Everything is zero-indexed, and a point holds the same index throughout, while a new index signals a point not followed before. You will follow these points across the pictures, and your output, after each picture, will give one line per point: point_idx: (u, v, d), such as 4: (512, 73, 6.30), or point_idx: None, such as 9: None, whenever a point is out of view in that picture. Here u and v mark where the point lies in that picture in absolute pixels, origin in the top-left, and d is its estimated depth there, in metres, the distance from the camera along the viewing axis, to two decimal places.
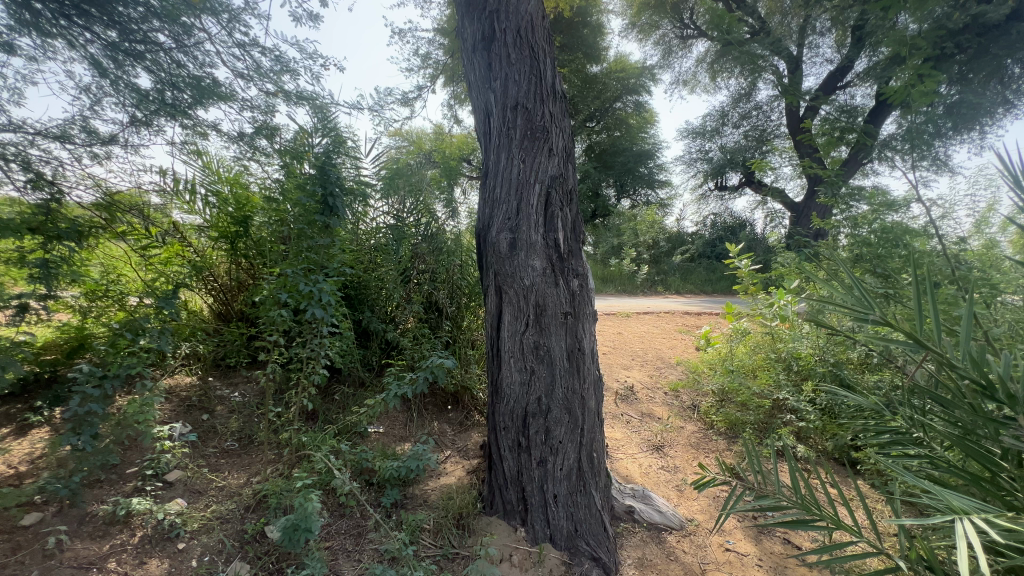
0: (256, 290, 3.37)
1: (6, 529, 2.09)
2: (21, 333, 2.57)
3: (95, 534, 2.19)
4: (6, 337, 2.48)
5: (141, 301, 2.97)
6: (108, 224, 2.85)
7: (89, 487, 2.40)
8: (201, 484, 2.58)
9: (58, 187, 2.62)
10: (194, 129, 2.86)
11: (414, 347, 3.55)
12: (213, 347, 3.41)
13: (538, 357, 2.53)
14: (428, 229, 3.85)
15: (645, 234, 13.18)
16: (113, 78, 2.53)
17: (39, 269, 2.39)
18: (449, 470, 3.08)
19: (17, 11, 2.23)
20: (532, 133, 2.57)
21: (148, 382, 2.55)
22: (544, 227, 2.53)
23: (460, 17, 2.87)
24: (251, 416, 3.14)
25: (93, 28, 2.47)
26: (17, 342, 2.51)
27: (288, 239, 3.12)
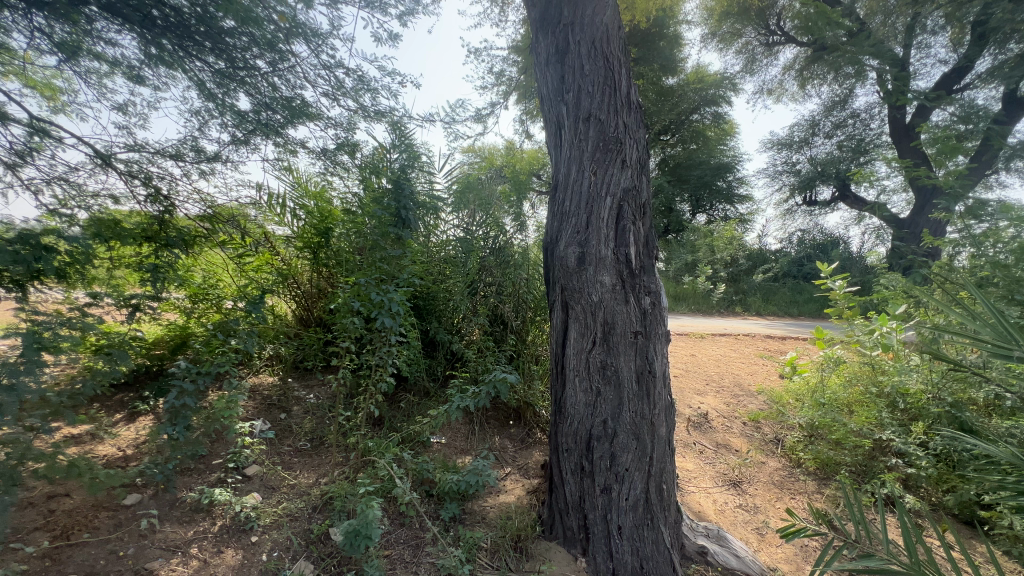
0: (333, 298, 3.56)
1: (111, 507, 2.32)
2: (136, 329, 2.88)
3: (183, 519, 2.36)
4: (124, 332, 2.80)
5: (235, 304, 3.22)
6: (211, 233, 3.17)
7: (181, 474, 2.61)
8: (276, 480, 2.71)
9: (172, 201, 2.94)
10: (285, 147, 3.04)
11: (478, 359, 3.55)
12: (294, 349, 3.64)
13: (605, 377, 2.40)
14: (496, 242, 3.85)
15: (723, 251, 12.42)
16: (219, 101, 2.80)
17: (150, 273, 2.63)
18: (508, 488, 3.00)
19: (146, 46, 2.56)
20: (604, 144, 2.49)
21: (234, 380, 2.78)
22: (615, 241, 2.42)
23: (534, 32, 2.86)
24: (323, 418, 3.29)
25: (205, 58, 2.75)
26: (132, 337, 2.82)
27: (363, 250, 3.25)
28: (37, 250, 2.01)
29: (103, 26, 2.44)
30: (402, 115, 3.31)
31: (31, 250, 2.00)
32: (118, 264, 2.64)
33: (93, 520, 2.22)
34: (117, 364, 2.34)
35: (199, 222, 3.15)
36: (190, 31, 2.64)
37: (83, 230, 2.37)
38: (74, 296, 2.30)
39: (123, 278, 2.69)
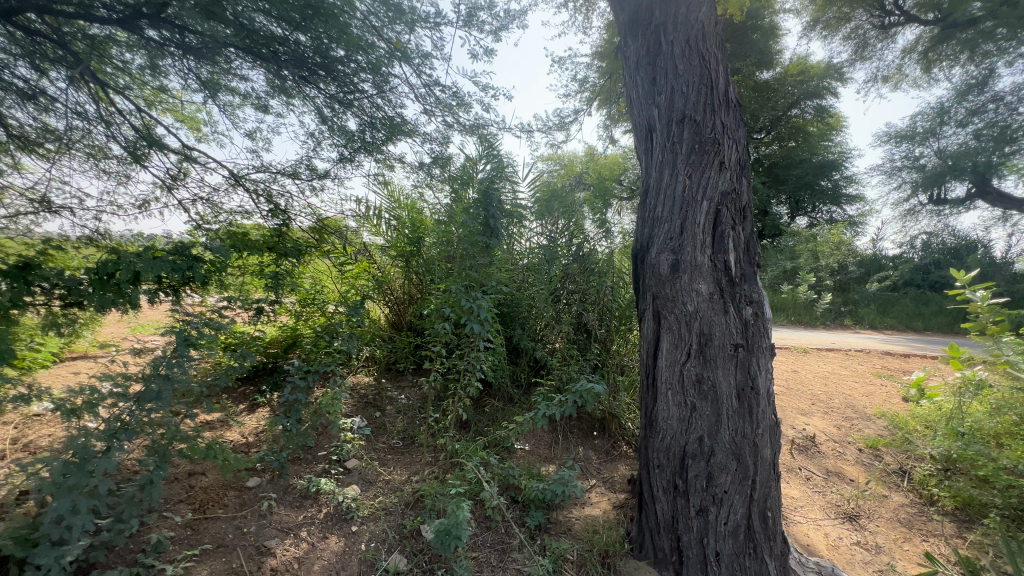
0: (424, 304, 3.77)
1: (237, 487, 2.62)
2: (257, 330, 3.24)
3: (294, 503, 2.59)
4: (248, 332, 3.15)
5: (336, 308, 3.55)
6: (319, 244, 3.45)
7: (293, 462, 2.87)
8: (372, 474, 2.89)
9: (288, 215, 3.26)
10: (385, 163, 3.24)
11: (562, 368, 3.54)
12: (387, 351, 3.90)
13: (701, 392, 2.27)
14: (579, 249, 3.82)
15: (828, 257, 11.22)
16: (329, 123, 3.07)
17: (273, 279, 2.97)
18: (594, 500, 2.93)
19: (274, 80, 2.90)
20: (700, 145, 2.37)
21: (338, 378, 3.05)
22: (712, 247, 2.29)
23: (622, 36, 2.81)
24: (414, 418, 3.45)
25: (320, 85, 3.00)
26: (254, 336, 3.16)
27: (453, 259, 3.39)
28: (189, 261, 2.25)
29: (236, 65, 2.79)
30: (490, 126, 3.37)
31: (185, 260, 2.25)
32: (245, 271, 2.96)
33: (223, 498, 2.52)
34: (243, 360, 2.62)
35: (311, 233, 3.46)
36: (308, 61, 2.87)
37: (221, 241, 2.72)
38: (213, 300, 2.64)
39: (248, 284, 3.03)
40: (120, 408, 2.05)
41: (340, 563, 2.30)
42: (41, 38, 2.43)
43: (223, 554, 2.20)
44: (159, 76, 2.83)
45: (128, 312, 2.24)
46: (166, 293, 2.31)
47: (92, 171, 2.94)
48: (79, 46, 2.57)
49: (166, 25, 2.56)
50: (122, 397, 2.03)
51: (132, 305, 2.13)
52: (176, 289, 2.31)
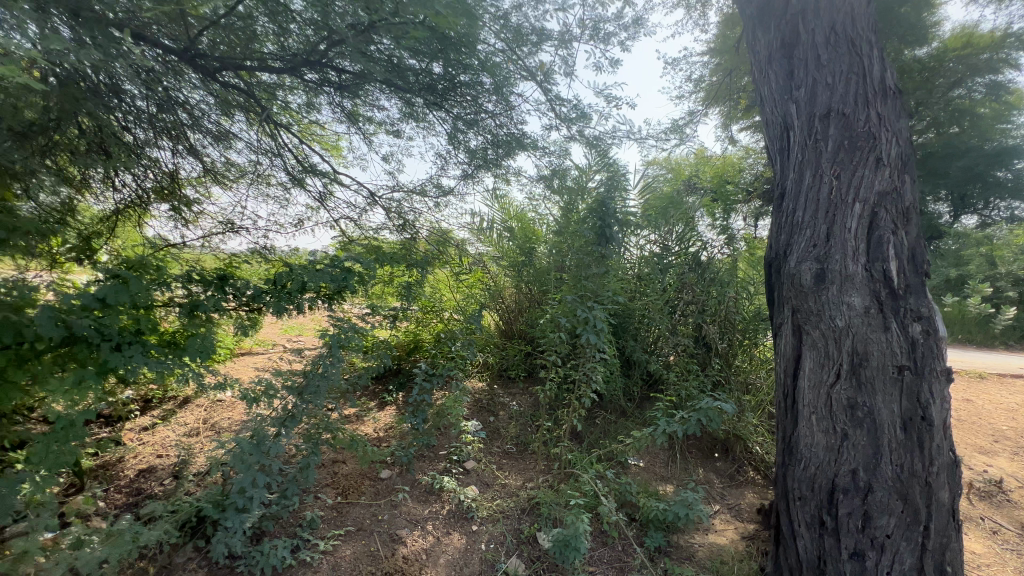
0: (536, 314, 3.85)
1: (372, 478, 2.88)
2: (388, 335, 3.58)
3: (421, 498, 2.77)
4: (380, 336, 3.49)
5: (452, 315, 3.84)
6: (439, 256, 3.50)
7: (418, 459, 3.09)
8: (489, 477, 2.99)
9: (415, 229, 3.49)
10: (502, 176, 3.36)
11: (680, 383, 3.37)
12: (499, 358, 4.06)
13: (854, 418, 2.01)
14: (697, 258, 3.64)
15: (1010, 264, 9.32)
16: (455, 143, 3.25)
17: (404, 289, 3.22)
18: (719, 528, 2.73)
19: (407, 107, 3.10)
20: (850, 141, 2.12)
21: (460, 382, 3.25)
22: (867, 255, 2.03)
23: (751, 29, 2.62)
24: (527, 425, 3.53)
25: (450, 108, 3.08)
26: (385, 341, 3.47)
27: (566, 269, 3.44)
28: (345, 273, 2.50)
29: (375, 98, 3.12)
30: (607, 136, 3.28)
31: (341, 272, 2.51)
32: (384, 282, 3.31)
33: (361, 487, 2.79)
34: (380, 362, 2.92)
35: (433, 246, 3.48)
36: (439, 89, 2.97)
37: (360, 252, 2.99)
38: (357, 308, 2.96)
39: (385, 293, 3.28)
40: (288, 400, 2.39)
41: (463, 559, 2.41)
42: (233, 89, 2.95)
43: (363, 537, 2.44)
44: (313, 112, 3.29)
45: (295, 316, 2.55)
46: (324, 304, 2.55)
47: (263, 196, 3.49)
48: (258, 92, 3.07)
49: (318, 70, 2.94)
50: (290, 390, 2.37)
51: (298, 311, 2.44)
52: (331, 297, 2.55)
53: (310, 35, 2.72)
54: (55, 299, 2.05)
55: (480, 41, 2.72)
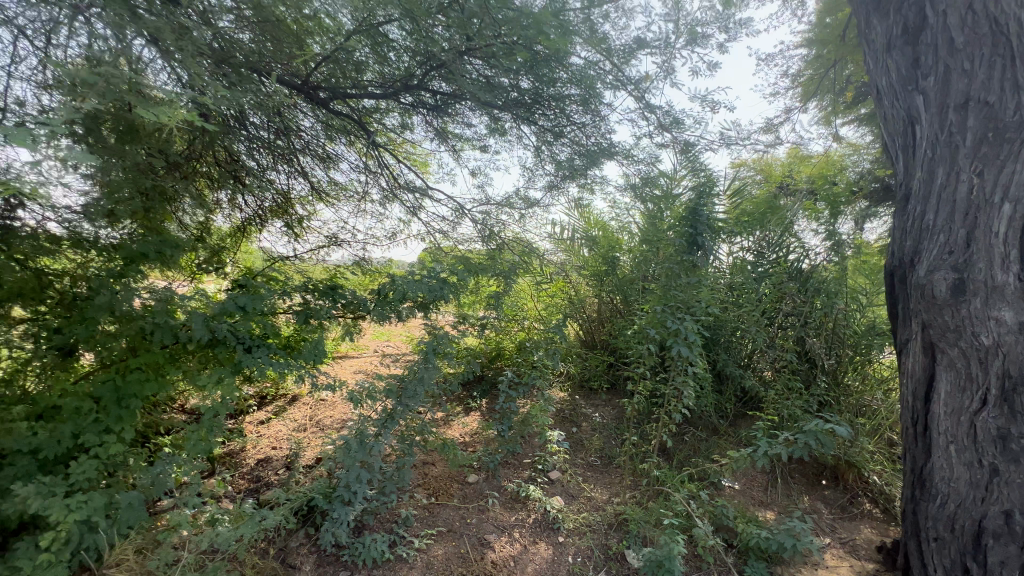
0: (621, 325, 3.78)
1: (461, 481, 2.98)
2: (475, 344, 3.67)
3: (508, 505, 2.82)
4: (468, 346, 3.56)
5: (532, 324, 3.89)
6: (524, 264, 3.40)
7: (504, 466, 3.14)
8: (575, 489, 2.96)
9: (496, 235, 3.35)
10: (587, 185, 3.34)
11: (781, 401, 3.14)
12: (581, 367, 4.05)
13: (1007, 453, 1.75)
14: (798, 266, 3.38)
15: None
16: (542, 155, 3.29)
17: (493, 299, 3.23)
18: (830, 563, 2.48)
19: (494, 123, 3.20)
20: (996, 133, 1.85)
21: (545, 391, 3.26)
22: (1022, 264, 1.76)
23: (865, 16, 2.39)
24: (611, 438, 3.47)
25: (538, 121, 3.12)
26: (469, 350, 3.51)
27: (655, 279, 3.35)
28: (441, 283, 2.61)
29: (464, 115, 3.27)
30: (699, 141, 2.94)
31: (438, 282, 2.62)
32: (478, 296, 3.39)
33: (451, 489, 2.90)
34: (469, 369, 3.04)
35: (517, 255, 3.38)
36: (528, 103, 3.02)
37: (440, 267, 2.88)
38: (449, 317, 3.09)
39: (471, 303, 3.35)
40: (389, 404, 2.54)
41: (551, 570, 2.40)
42: (343, 115, 3.24)
43: (454, 539, 2.52)
44: (406, 131, 3.51)
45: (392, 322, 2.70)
46: (420, 313, 2.67)
47: (361, 211, 3.77)
48: (361, 116, 3.33)
49: (414, 93, 3.14)
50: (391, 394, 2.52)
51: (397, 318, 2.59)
52: (427, 306, 2.66)
53: (408, 62, 2.88)
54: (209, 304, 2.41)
55: (572, 54, 2.69)
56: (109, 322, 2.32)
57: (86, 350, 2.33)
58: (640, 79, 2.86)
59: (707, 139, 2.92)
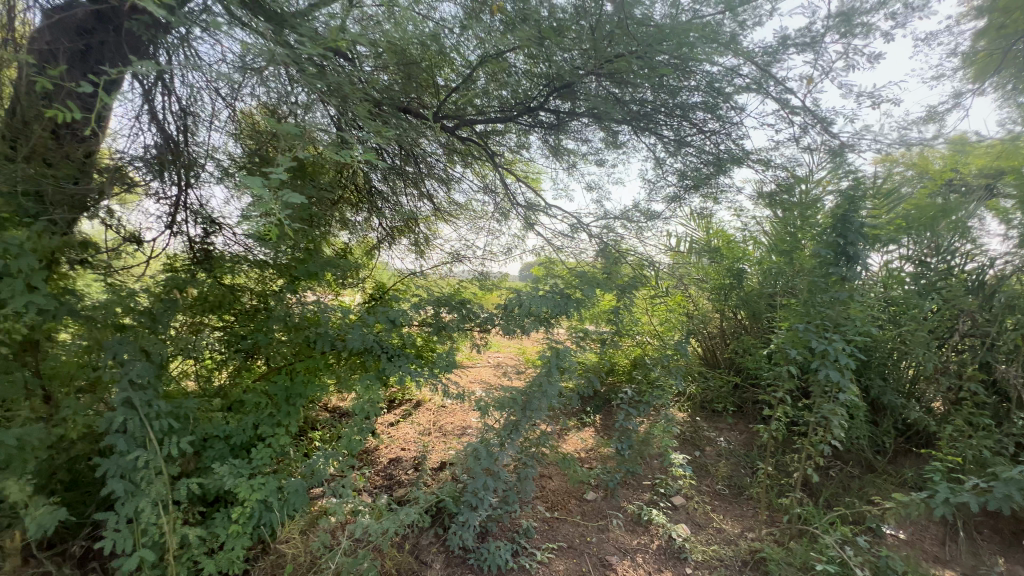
0: (753, 343, 3.52)
1: (579, 497, 2.97)
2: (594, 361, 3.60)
3: (629, 527, 2.73)
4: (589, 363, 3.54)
5: (647, 340, 3.76)
6: (648, 279, 3.27)
7: (622, 486, 3.06)
8: (702, 518, 2.77)
9: (618, 247, 3.23)
10: (712, 195, 3.15)
11: (964, 442, 2.62)
12: (704, 388, 3.83)
13: None
14: (983, 277, 2.82)
15: None
16: (663, 165, 3.18)
17: (616, 314, 3.12)
18: None
19: (613, 137, 3.20)
20: None
21: (668, 411, 3.11)
22: None
23: None
24: (740, 466, 3.23)
25: (660, 132, 3.05)
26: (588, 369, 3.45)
27: (795, 295, 3.03)
28: (565, 298, 2.67)
29: (580, 132, 3.31)
30: (855, 140, 2.64)
31: (562, 297, 2.69)
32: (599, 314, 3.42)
33: (569, 504, 2.90)
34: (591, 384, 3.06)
35: (640, 271, 3.23)
36: (650, 114, 2.96)
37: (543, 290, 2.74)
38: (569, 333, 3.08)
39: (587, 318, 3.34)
40: (513, 417, 2.60)
41: None
42: (471, 141, 3.47)
43: (574, 556, 2.51)
44: (522, 150, 3.64)
45: (519, 335, 2.79)
46: (544, 328, 2.73)
47: (479, 229, 3.97)
48: (486, 140, 3.54)
49: (532, 114, 3.24)
50: (515, 406, 2.58)
51: (525, 332, 2.68)
52: (551, 322, 2.72)
53: (528, 85, 2.99)
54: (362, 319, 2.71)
55: (703, 62, 2.59)
56: (281, 331, 2.72)
57: (263, 355, 2.75)
58: (783, 77, 2.61)
59: (857, 137, 2.62)
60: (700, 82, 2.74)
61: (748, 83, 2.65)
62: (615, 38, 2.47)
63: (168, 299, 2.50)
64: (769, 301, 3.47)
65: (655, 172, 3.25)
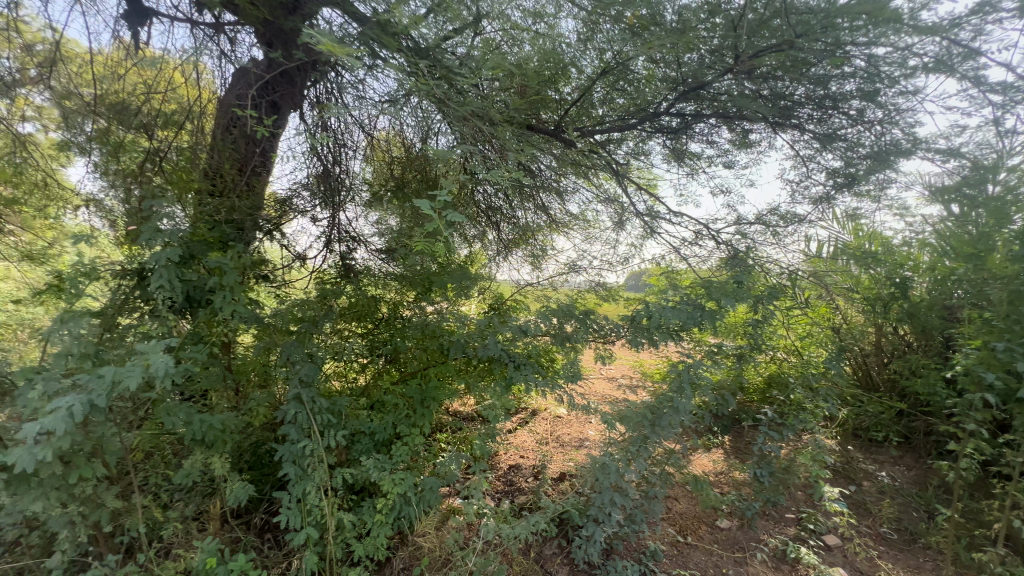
0: (924, 364, 3.03)
1: (710, 524, 2.77)
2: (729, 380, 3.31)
3: (772, 564, 2.47)
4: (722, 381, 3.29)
5: (784, 356, 3.40)
6: (789, 289, 2.94)
7: (761, 517, 2.80)
8: (863, 564, 2.42)
9: (755, 255, 2.97)
10: (869, 193, 2.75)
11: None
12: (860, 415, 3.35)
13: None
14: None
15: None
16: (805, 163, 2.88)
17: (754, 327, 2.88)
18: None
19: (744, 135, 2.99)
20: None
21: (816, 437, 2.78)
22: None
23: None
24: (912, 508, 2.77)
25: (803, 126, 2.77)
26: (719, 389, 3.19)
27: (986, 306, 2.52)
28: (699, 309, 2.55)
29: (706, 133, 3.14)
30: None
31: (696, 309, 2.57)
32: (734, 329, 3.19)
33: (699, 530, 2.72)
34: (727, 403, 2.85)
35: (779, 280, 2.95)
36: (791, 106, 2.69)
37: (677, 301, 2.65)
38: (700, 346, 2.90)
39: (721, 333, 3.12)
40: (643, 431, 2.51)
41: None
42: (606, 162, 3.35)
43: None
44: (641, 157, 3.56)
45: (646, 348, 2.72)
46: (674, 340, 2.64)
47: (593, 238, 3.94)
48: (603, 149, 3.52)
49: (654, 120, 3.14)
50: (645, 420, 2.49)
51: (654, 345, 2.59)
52: (682, 333, 2.61)
53: (650, 91, 2.91)
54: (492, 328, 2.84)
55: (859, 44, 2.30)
56: (417, 338, 2.95)
57: (401, 360, 3.01)
58: (970, 50, 2.20)
59: None
60: (859, 66, 2.43)
61: (923, 62, 2.30)
62: (759, 36, 2.38)
63: (325, 308, 2.85)
64: (946, 314, 2.94)
65: (796, 170, 2.93)
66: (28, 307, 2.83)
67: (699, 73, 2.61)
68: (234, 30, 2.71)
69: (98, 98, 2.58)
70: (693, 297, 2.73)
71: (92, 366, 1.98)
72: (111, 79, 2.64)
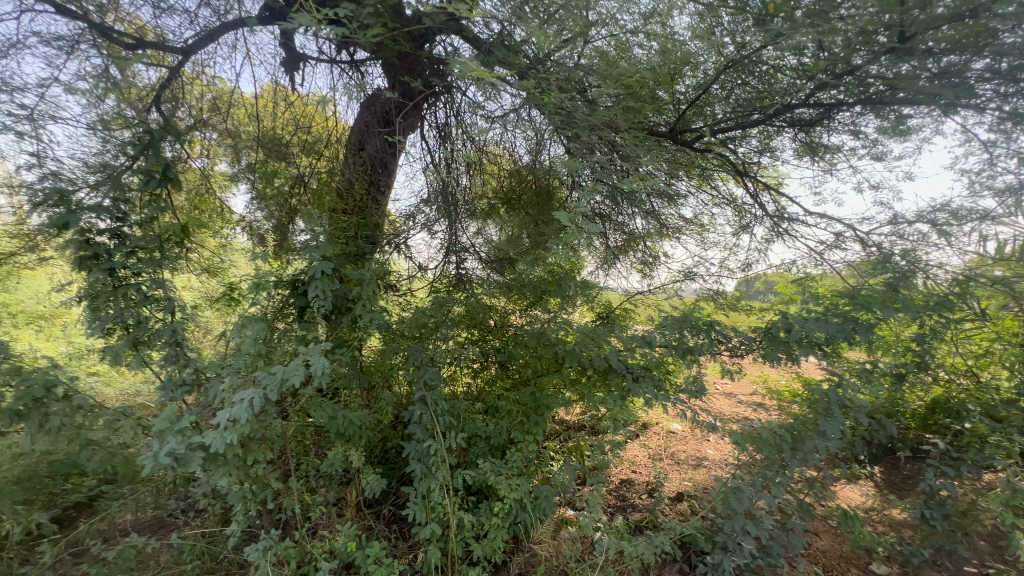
0: None
1: (861, 567, 2.44)
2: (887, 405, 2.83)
3: None
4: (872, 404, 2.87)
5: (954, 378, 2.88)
6: (963, 298, 2.50)
7: (929, 566, 2.40)
8: None
9: (917, 258, 2.55)
10: None
11: None
12: None
13: None
14: None
15: None
16: (988, 149, 2.43)
17: (920, 342, 2.50)
18: None
19: (900, 122, 2.62)
20: None
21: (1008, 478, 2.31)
22: None
23: None
24: None
25: (984, 105, 2.35)
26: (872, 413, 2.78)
27: None
28: (851, 322, 2.28)
29: (850, 123, 2.83)
30: None
31: (847, 321, 2.30)
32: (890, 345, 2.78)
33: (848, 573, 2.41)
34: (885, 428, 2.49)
35: (950, 287, 2.51)
36: (968, 83, 2.29)
37: (820, 311, 2.41)
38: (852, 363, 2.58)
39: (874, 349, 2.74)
40: (782, 455, 2.28)
41: None
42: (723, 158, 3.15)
43: None
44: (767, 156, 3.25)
45: (783, 363, 2.50)
46: (816, 355, 2.39)
47: (708, 243, 3.70)
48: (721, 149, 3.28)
49: (786, 115, 2.88)
50: (784, 443, 2.25)
51: (794, 360, 2.39)
52: (829, 347, 2.36)
53: (781, 82, 2.67)
54: (610, 339, 2.77)
55: None
56: (531, 345, 2.99)
57: (515, 367, 3.06)
58: None
59: None
60: None
61: None
62: (928, 8, 2.05)
63: (446, 316, 3.01)
64: None
65: (977, 158, 2.47)
66: (206, 313, 3.34)
67: (846, 57, 2.33)
68: (367, 65, 3.03)
69: (259, 134, 3.10)
70: (839, 307, 2.44)
71: (262, 364, 2.30)
72: (270, 115, 3.15)
